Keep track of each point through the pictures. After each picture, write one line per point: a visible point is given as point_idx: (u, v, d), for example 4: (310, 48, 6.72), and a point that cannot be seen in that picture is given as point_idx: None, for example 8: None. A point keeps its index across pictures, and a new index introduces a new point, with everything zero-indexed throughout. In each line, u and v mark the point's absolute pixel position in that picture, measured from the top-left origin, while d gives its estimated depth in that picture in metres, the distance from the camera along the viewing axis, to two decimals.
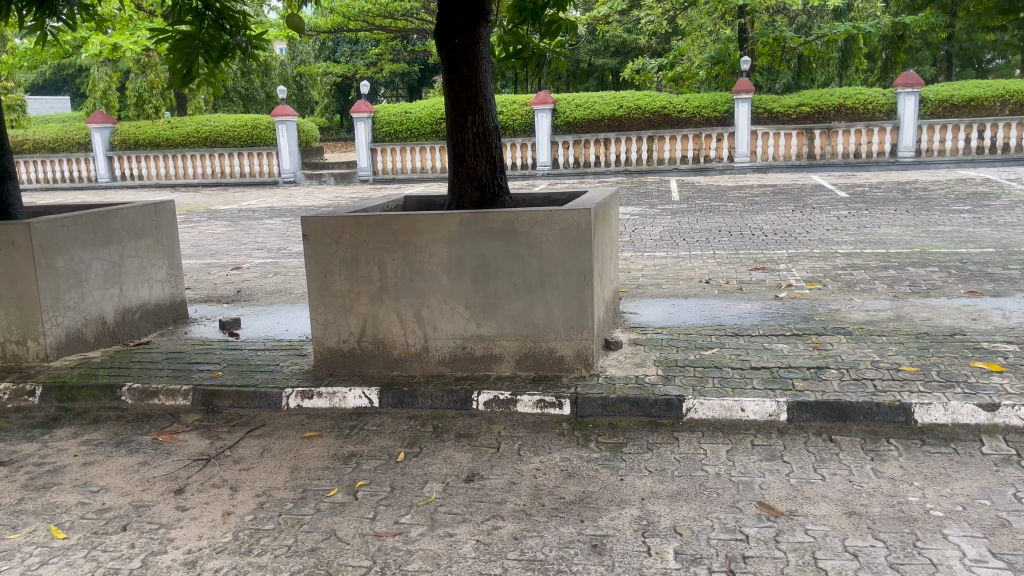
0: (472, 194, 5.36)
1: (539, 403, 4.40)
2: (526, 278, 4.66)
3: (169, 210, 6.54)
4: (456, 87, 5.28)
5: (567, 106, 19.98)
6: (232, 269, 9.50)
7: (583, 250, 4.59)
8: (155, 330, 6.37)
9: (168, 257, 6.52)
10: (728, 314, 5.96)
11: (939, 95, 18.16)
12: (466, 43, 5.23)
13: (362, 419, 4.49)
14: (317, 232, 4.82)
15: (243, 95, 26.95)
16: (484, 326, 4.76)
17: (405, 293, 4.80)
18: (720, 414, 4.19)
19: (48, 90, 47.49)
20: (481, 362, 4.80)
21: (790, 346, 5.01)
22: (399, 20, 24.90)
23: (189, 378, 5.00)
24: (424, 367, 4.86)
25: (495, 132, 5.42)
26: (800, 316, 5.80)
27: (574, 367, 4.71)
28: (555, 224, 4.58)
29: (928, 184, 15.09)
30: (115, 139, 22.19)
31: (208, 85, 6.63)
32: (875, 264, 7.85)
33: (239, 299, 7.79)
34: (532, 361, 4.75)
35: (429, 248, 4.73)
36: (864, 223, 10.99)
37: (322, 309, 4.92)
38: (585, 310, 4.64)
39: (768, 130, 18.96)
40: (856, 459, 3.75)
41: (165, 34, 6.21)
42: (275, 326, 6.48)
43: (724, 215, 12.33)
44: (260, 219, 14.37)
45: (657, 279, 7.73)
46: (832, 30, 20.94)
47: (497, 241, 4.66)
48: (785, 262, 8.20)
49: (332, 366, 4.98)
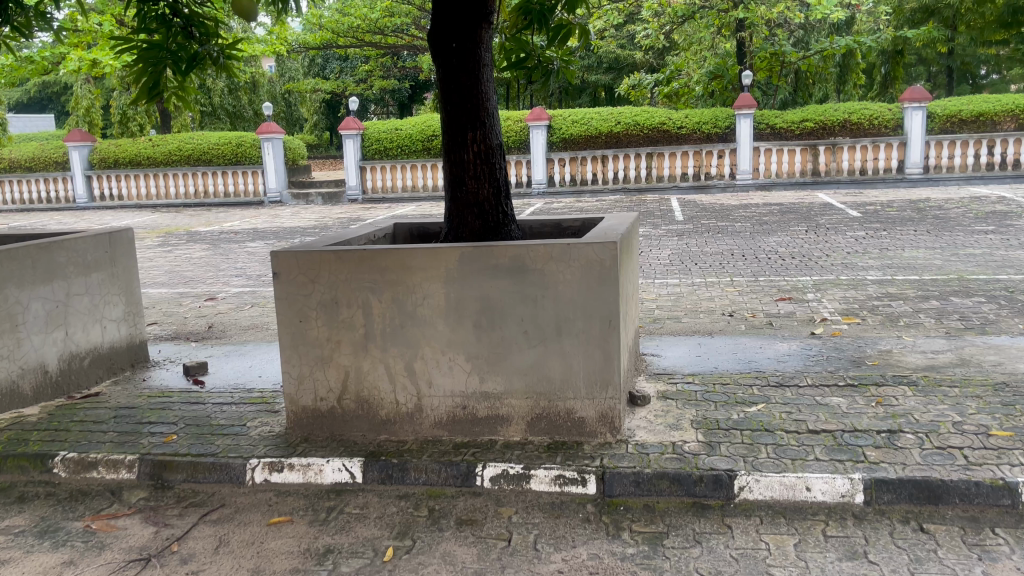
0: (472, 223, 4.64)
1: (558, 479, 3.60)
2: (539, 326, 3.90)
3: (128, 239, 5.75)
4: (453, 97, 4.53)
5: (563, 122, 19.32)
6: (206, 299, 8.70)
7: (607, 291, 3.82)
8: (108, 377, 5.57)
9: (125, 293, 5.73)
10: (764, 357, 5.20)
11: (947, 110, 17.63)
12: (465, 47, 4.50)
13: (342, 500, 3.69)
14: (289, 270, 4.06)
15: (230, 111, 26.01)
16: (489, 381, 3.99)
17: (394, 342, 4.04)
18: (781, 494, 3.41)
19: (34, 108, 47.05)
20: (484, 424, 4.02)
21: (847, 401, 4.25)
22: (389, 37, 24.35)
23: (136, 444, 4.18)
24: (418, 431, 4.08)
25: (499, 151, 4.67)
26: (848, 360, 5.05)
27: (597, 433, 3.93)
28: (574, 260, 3.81)
29: (943, 203, 14.41)
30: (94, 158, 21.36)
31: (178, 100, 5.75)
32: (913, 293, 7.15)
33: (209, 337, 6.99)
34: (547, 423, 3.97)
35: (424, 288, 3.97)
36: (885, 245, 10.29)
37: (296, 361, 4.15)
38: (611, 364, 3.87)
39: (771, 147, 18.32)
40: (960, 559, 2.97)
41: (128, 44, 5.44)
42: (246, 373, 5.67)
43: (733, 236, 11.64)
44: (241, 242, 13.59)
45: (674, 311, 6.99)
46: (831, 46, 20.48)
47: (504, 280, 3.89)
48: (814, 291, 7.49)
49: (307, 430, 4.20)
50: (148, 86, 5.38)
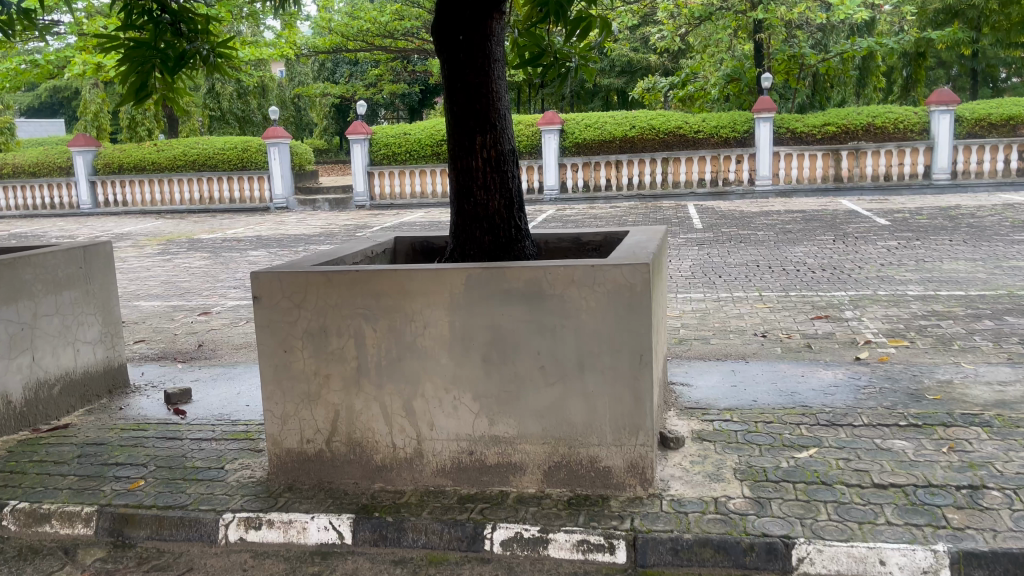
0: (481, 238, 4.11)
1: (581, 545, 3.05)
2: (559, 361, 3.36)
3: (105, 252, 5.26)
4: (459, 97, 4.01)
5: (576, 126, 18.76)
6: (201, 313, 8.20)
7: (637, 321, 3.27)
8: (81, 406, 5.06)
9: (101, 311, 5.22)
10: (809, 390, 4.61)
11: (975, 113, 16.99)
12: (473, 41, 3.98)
13: (328, 565, 3.16)
14: (272, 293, 3.55)
15: (239, 117, 25.53)
16: (501, 424, 3.45)
17: (390, 377, 3.51)
18: (849, 568, 2.85)
19: (43, 113, 47.01)
20: (494, 472, 3.48)
21: (913, 446, 3.69)
22: (399, 40, 23.85)
23: (96, 493, 3.65)
24: (417, 479, 3.55)
25: (512, 157, 4.13)
26: (905, 393, 4.47)
27: (625, 485, 3.37)
28: (599, 284, 3.28)
29: (975, 210, 13.77)
30: (98, 163, 21.00)
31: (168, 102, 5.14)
32: (962, 312, 6.58)
33: (198, 357, 6.48)
34: (566, 473, 3.42)
35: (426, 315, 3.44)
36: (920, 256, 9.68)
37: (279, 397, 3.63)
38: (641, 408, 3.32)
39: (791, 151, 17.71)
40: None
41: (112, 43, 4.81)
42: (232, 401, 5.13)
43: (758, 246, 11.05)
44: (244, 251, 13.12)
45: (702, 330, 6.44)
46: (852, 47, 19.82)
47: (518, 306, 3.36)
48: (852, 309, 6.91)
49: (291, 476, 3.66)
50: (135, 87, 4.80)
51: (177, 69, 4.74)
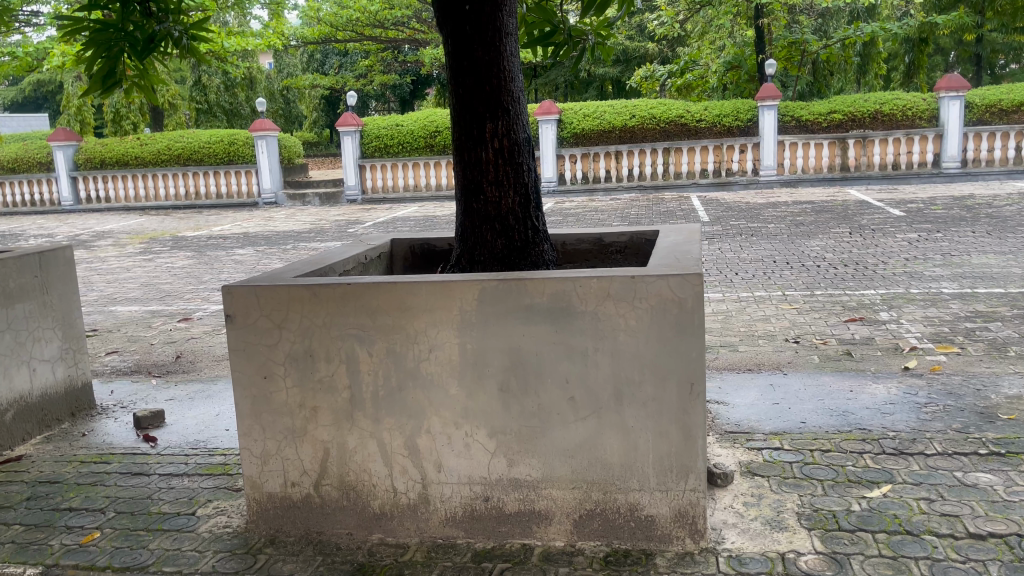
0: (493, 241, 3.55)
1: None
2: (591, 392, 2.81)
3: (66, 259, 4.67)
4: (465, 76, 3.43)
5: (574, 115, 18.17)
6: (181, 319, 7.61)
7: (684, 343, 2.71)
8: (38, 432, 4.49)
9: (62, 325, 4.63)
10: (861, 408, 4.08)
11: (985, 99, 16.49)
12: (482, 10, 3.41)
13: None
14: (246, 310, 2.98)
15: (227, 109, 24.76)
16: (524, 465, 2.90)
17: (390, 410, 2.95)
18: None
19: (30, 106, 46.16)
20: (514, 522, 2.93)
21: (1001, 480, 3.16)
22: (389, 31, 23.33)
23: (42, 549, 3.08)
24: (423, 530, 3.00)
25: (527, 147, 3.56)
26: (974, 412, 3.93)
27: (673, 538, 2.83)
28: (640, 299, 2.72)
29: (990, 199, 13.25)
30: (79, 158, 20.28)
31: (142, 91, 4.43)
32: (1008, 313, 6.04)
33: (175, 370, 5.89)
34: (600, 523, 2.87)
35: (431, 338, 2.88)
36: (945, 249, 9.14)
37: (258, 434, 3.06)
38: (692, 446, 2.78)
39: (796, 141, 17.17)
40: None
41: (74, 24, 4.08)
42: (210, 425, 4.55)
43: (771, 239, 10.50)
44: (230, 249, 12.53)
45: (727, 335, 5.90)
46: (854, 33, 19.26)
47: (543, 327, 2.80)
48: (887, 310, 6.37)
49: (275, 524, 3.11)
50: (102, 75, 4.09)
51: (147, 53, 4.02)
